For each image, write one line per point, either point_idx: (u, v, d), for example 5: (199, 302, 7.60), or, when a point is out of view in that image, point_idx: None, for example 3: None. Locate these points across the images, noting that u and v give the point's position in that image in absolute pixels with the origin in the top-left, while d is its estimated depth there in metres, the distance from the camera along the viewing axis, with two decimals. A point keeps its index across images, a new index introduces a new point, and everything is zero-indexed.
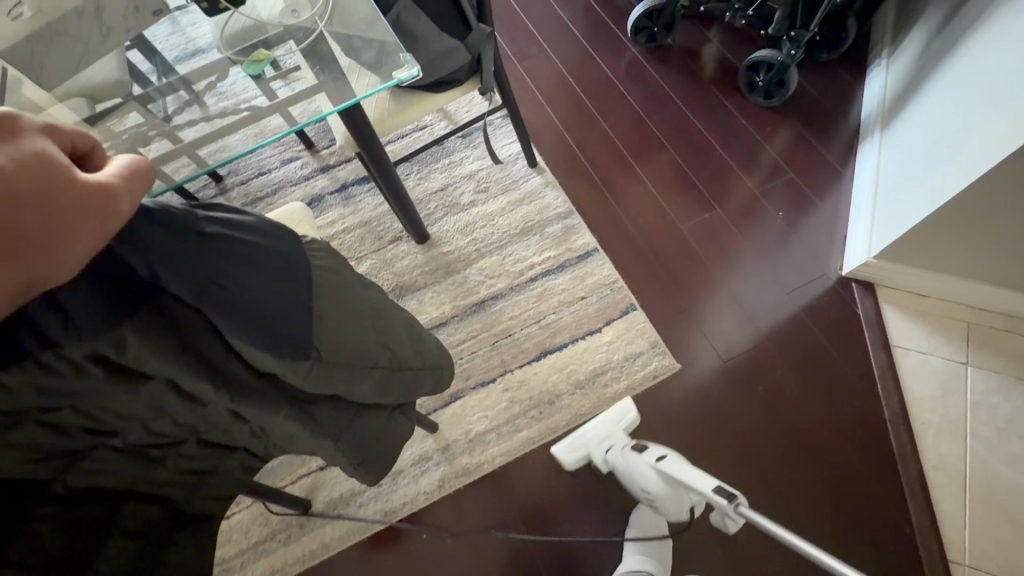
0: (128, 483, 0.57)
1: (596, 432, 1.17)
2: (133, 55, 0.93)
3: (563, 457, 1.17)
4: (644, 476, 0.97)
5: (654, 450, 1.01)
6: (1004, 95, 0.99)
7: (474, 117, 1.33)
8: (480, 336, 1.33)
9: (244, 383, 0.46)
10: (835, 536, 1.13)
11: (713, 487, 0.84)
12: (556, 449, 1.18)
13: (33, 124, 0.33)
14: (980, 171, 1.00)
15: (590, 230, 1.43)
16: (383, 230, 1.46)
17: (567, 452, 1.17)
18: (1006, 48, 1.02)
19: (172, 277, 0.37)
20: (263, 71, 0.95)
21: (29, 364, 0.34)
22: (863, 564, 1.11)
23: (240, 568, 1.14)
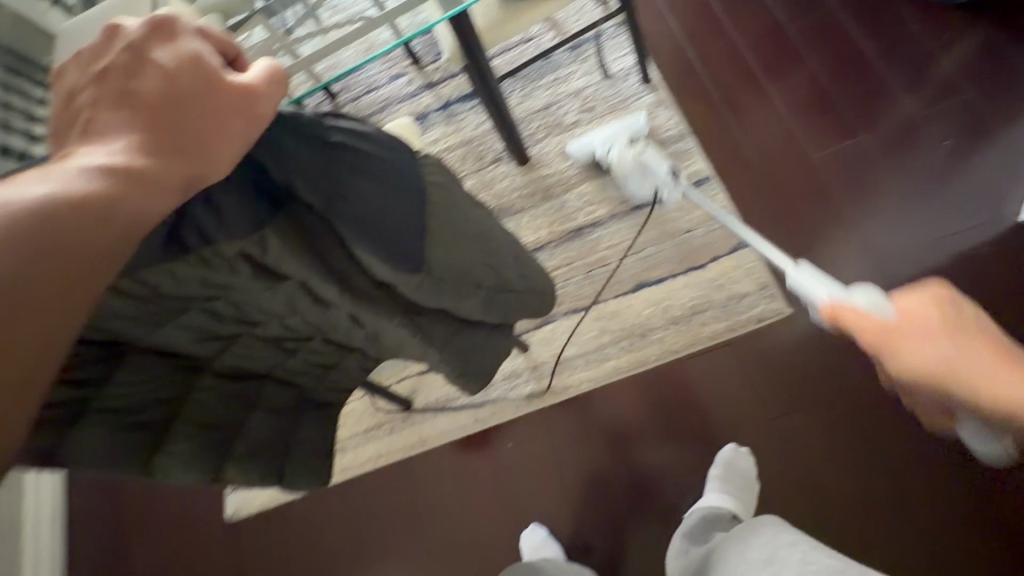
0: (268, 367, 0.66)
1: (604, 135, 1.28)
2: None
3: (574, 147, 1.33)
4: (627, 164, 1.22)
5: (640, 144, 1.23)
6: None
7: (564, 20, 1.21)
8: (575, 263, 1.32)
9: (364, 289, 0.49)
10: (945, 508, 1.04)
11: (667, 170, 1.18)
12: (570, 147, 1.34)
13: (189, 27, 0.37)
14: None
15: (704, 156, 1.30)
16: (483, 150, 1.44)
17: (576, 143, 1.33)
18: None
19: (303, 186, 0.39)
20: None
21: (193, 258, 0.39)
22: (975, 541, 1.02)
23: (352, 448, 1.32)
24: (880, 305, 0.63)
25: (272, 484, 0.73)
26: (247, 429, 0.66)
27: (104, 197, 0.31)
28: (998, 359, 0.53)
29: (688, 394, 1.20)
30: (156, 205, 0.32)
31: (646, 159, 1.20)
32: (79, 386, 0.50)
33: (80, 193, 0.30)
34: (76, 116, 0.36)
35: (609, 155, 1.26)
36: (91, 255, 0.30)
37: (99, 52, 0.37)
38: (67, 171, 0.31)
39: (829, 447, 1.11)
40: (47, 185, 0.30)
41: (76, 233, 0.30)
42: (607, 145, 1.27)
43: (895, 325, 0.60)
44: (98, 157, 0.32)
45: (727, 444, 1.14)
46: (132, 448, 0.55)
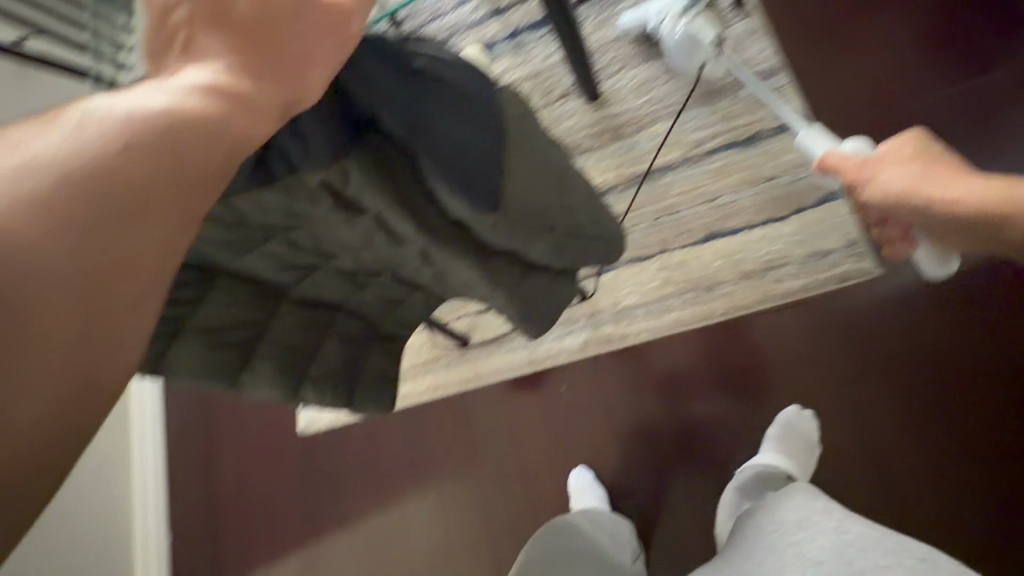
0: (340, 298, 0.69)
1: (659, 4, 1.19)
2: None
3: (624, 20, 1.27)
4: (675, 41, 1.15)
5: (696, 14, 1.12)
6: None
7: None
8: (642, 209, 1.26)
9: (438, 225, 0.48)
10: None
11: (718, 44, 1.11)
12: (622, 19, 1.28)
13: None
14: None
15: (798, 94, 1.17)
16: (552, 84, 1.36)
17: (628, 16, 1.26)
18: None
19: (386, 113, 0.38)
20: None
21: (278, 187, 0.39)
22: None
23: (412, 378, 1.39)
24: (861, 150, 0.86)
25: (342, 405, 0.77)
26: (321, 354, 0.71)
27: (212, 116, 0.31)
28: (955, 176, 0.71)
29: (752, 352, 1.15)
30: (258, 129, 0.32)
31: (694, 29, 1.12)
32: (176, 306, 0.54)
33: (191, 110, 0.30)
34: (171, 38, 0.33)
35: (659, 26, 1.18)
36: (203, 173, 0.30)
37: None
38: (176, 87, 0.31)
39: (904, 417, 1.05)
40: (162, 98, 0.30)
41: (188, 149, 0.29)
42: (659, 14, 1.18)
43: (873, 158, 0.77)
44: (203, 77, 0.31)
45: (789, 406, 1.09)
46: (224, 365, 0.60)
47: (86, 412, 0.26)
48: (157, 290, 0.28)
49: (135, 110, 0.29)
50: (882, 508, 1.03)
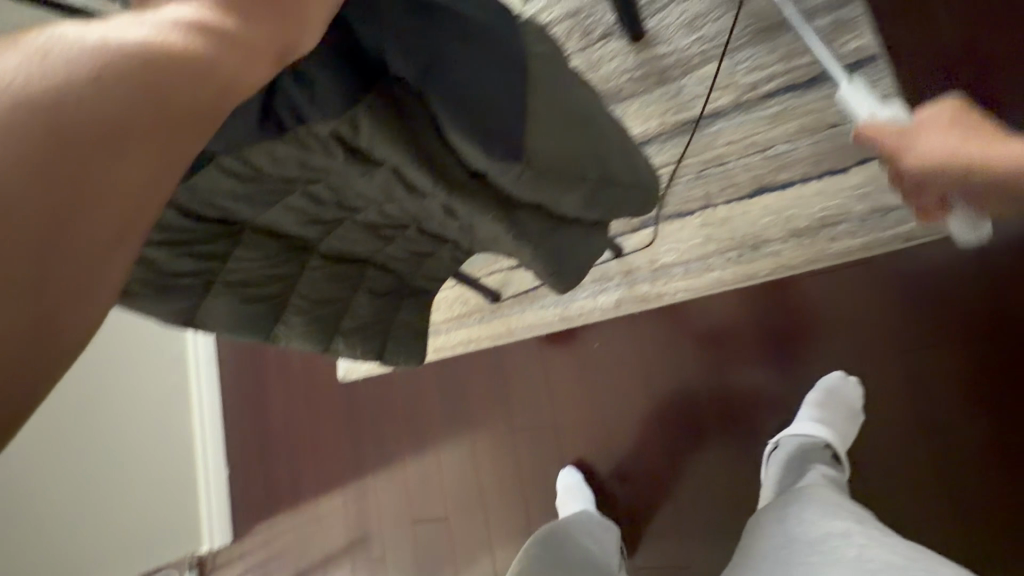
0: (368, 252, 0.68)
1: None
2: None
3: None
4: None
5: None
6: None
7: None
8: (686, 161, 1.18)
9: (459, 179, 0.46)
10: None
11: None
12: None
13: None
14: None
15: (874, 27, 1.04)
16: (593, 24, 1.27)
17: None
18: None
19: (395, 54, 0.36)
20: None
21: (290, 139, 0.38)
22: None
23: (446, 332, 1.41)
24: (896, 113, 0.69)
25: (374, 359, 0.79)
26: (353, 308, 0.72)
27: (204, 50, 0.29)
28: (992, 137, 0.58)
29: (797, 314, 1.09)
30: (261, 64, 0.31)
31: None
32: (207, 261, 0.54)
33: (175, 43, 0.28)
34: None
35: None
36: (186, 113, 0.28)
37: None
38: (157, 20, 0.29)
39: (967, 387, 0.97)
40: (142, 32, 0.28)
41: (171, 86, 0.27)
42: None
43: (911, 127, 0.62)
44: (195, 11, 0.30)
45: (833, 371, 1.05)
46: (256, 320, 0.61)
47: (33, 373, 0.24)
48: (137, 233, 0.27)
49: (109, 38, 0.27)
50: (933, 484, 0.98)
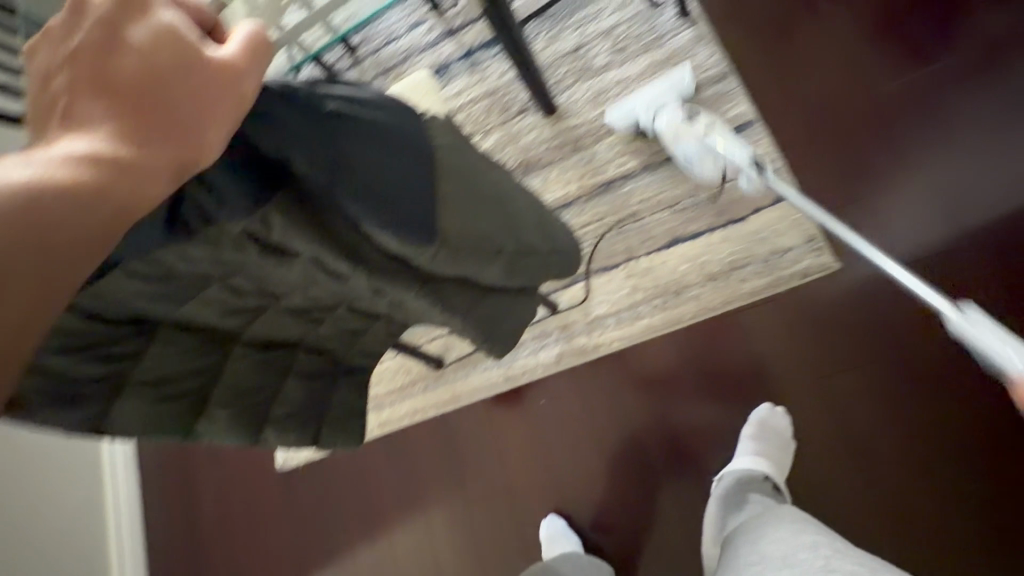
0: (297, 336, 0.67)
1: (648, 99, 1.21)
2: None
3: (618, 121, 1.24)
4: (684, 141, 1.13)
5: (704, 121, 1.12)
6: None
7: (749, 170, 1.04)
8: (606, 219, 1.27)
9: (378, 263, 0.48)
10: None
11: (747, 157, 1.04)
12: (613, 122, 1.25)
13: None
14: None
15: (748, 96, 1.20)
16: (509, 101, 1.38)
17: (623, 120, 1.24)
18: None
19: (301, 157, 0.37)
20: None
21: (200, 239, 0.38)
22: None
23: (389, 405, 1.37)
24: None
25: (310, 444, 0.76)
26: (283, 395, 0.69)
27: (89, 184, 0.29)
28: None
29: (723, 353, 1.16)
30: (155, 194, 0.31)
31: (712, 141, 1.09)
32: (117, 361, 0.51)
33: (60, 180, 0.28)
34: (54, 103, 0.32)
35: (658, 122, 1.17)
36: (75, 245, 0.29)
37: (72, 29, 0.34)
38: (48, 156, 0.29)
39: (877, 406, 1.06)
40: (27, 171, 0.28)
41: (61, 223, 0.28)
42: (654, 108, 1.19)
43: None
44: (89, 141, 0.30)
45: (762, 403, 1.11)
46: (171, 419, 0.58)
47: None
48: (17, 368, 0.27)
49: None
50: (863, 499, 1.05)
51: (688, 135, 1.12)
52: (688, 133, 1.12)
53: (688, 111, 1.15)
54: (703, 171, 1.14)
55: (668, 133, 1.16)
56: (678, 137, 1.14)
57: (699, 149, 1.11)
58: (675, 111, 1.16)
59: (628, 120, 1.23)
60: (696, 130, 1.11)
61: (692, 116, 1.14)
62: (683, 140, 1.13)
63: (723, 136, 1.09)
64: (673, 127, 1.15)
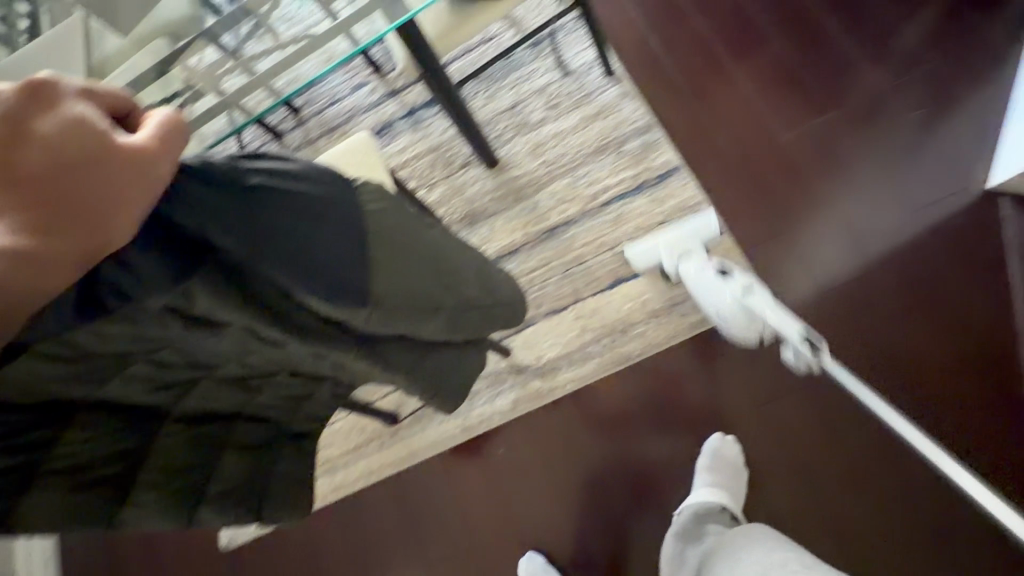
0: (234, 406, 0.65)
1: (674, 240, 1.18)
2: None
3: (642, 263, 1.20)
4: (719, 299, 1.05)
5: (742, 279, 1.04)
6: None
7: (795, 345, 0.90)
8: (552, 264, 1.31)
9: (313, 327, 0.48)
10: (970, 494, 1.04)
11: (802, 334, 0.88)
12: (637, 263, 1.21)
13: (72, 90, 0.36)
14: None
15: (672, 145, 1.31)
16: (452, 155, 1.43)
17: (646, 261, 1.20)
18: None
19: (220, 233, 0.38)
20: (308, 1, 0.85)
21: (117, 318, 0.37)
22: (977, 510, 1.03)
23: (343, 468, 1.31)
24: None
25: (250, 521, 0.71)
26: (218, 472, 0.65)
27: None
28: None
29: (673, 388, 1.19)
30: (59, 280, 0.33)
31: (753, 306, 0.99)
32: (29, 452, 0.49)
33: None
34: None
35: (682, 267, 1.14)
36: None
37: None
38: None
39: (818, 427, 1.13)
40: None
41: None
42: (679, 255, 1.15)
43: None
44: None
45: (713, 434, 1.15)
46: (87, 514, 0.53)
47: None
48: None
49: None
50: (813, 518, 1.10)
51: (723, 296, 1.05)
52: (724, 294, 1.04)
53: (722, 266, 1.09)
54: (737, 331, 1.06)
55: (700, 288, 1.09)
56: (712, 293, 1.07)
57: (738, 311, 1.03)
58: (706, 265, 1.10)
59: (651, 258, 1.19)
60: (731, 291, 1.04)
61: (728, 272, 1.08)
62: (720, 299, 1.05)
63: (766, 301, 0.97)
64: (706, 284, 1.08)
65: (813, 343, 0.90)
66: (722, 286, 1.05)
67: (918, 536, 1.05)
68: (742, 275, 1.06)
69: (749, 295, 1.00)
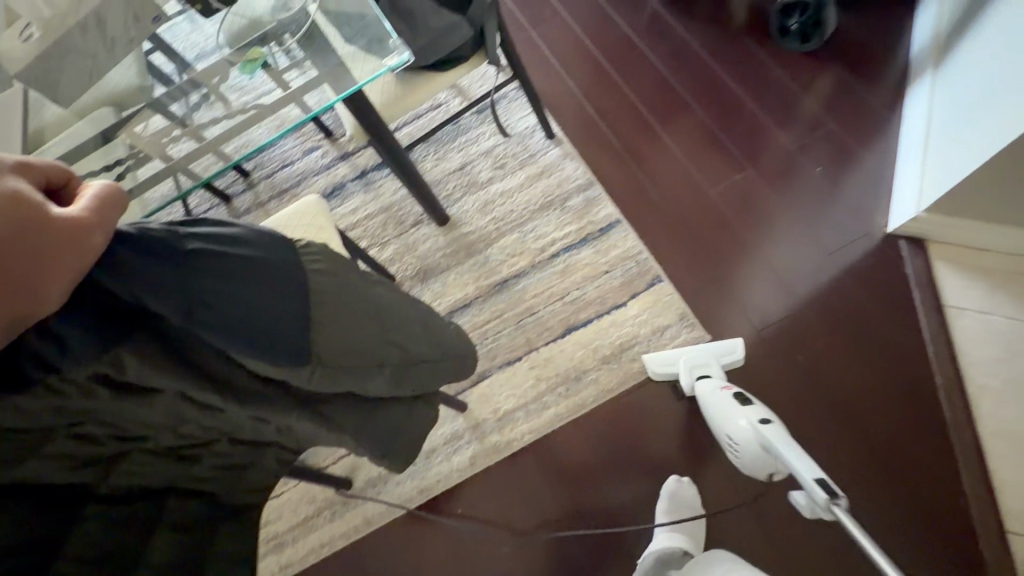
0: (167, 481, 0.62)
1: (695, 356, 1.19)
2: (156, 57, 0.88)
3: (661, 371, 1.21)
4: (737, 426, 1.01)
5: (765, 415, 1.00)
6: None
7: (808, 485, 0.80)
8: (504, 315, 1.34)
9: (251, 389, 0.47)
10: (916, 518, 1.07)
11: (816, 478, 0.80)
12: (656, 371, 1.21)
13: (8, 163, 0.35)
14: None
15: (612, 201, 1.40)
16: (403, 215, 1.47)
17: (663, 368, 1.21)
18: None
19: (155, 301, 0.37)
20: (256, 74, 0.89)
21: (43, 389, 0.36)
22: (922, 536, 1.06)
23: (291, 543, 1.22)
24: None
25: None
26: (145, 556, 0.57)
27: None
28: None
29: (628, 432, 1.21)
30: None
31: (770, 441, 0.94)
32: None
33: None
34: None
35: (700, 383, 1.14)
36: None
37: None
38: None
39: None
40: None
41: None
42: (696, 371, 1.17)
43: None
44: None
45: (670, 476, 1.16)
46: None
47: None
48: None
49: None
50: (772, 559, 1.10)
51: (740, 425, 1.01)
52: (741, 419, 1.01)
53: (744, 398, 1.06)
54: (747, 464, 0.99)
55: (716, 409, 1.07)
56: (729, 420, 1.03)
57: (752, 442, 0.98)
58: (727, 392, 1.08)
59: (671, 369, 1.20)
60: (749, 420, 1.00)
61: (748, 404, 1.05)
62: (734, 422, 1.02)
63: (781, 440, 0.92)
64: (723, 406, 1.06)
65: (828, 488, 0.78)
66: (741, 412, 1.03)
67: (869, 566, 1.08)
68: (765, 414, 1.02)
69: (765, 429, 0.96)
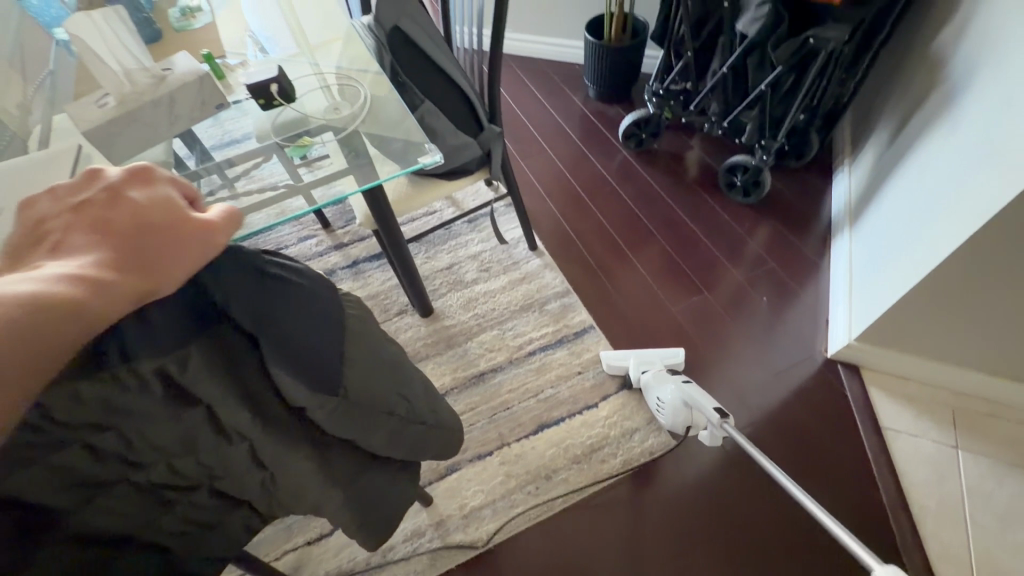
0: (135, 529, 0.57)
1: (643, 354, 1.38)
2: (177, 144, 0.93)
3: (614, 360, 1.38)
4: (663, 389, 1.22)
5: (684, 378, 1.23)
6: (956, 186, 1.10)
7: (710, 411, 1.10)
8: (478, 408, 1.36)
9: (273, 413, 0.51)
10: None
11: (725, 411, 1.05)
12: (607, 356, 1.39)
13: (164, 176, 0.45)
14: (927, 270, 1.12)
15: (586, 309, 1.53)
16: (389, 303, 1.54)
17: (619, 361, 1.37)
18: (934, 173, 1.20)
19: (237, 307, 0.43)
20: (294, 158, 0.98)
21: (108, 376, 0.37)
22: None
23: None
24: None
25: None
26: None
27: (36, 324, 0.33)
28: None
29: (594, 538, 1.18)
30: (110, 314, 0.36)
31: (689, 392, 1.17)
32: None
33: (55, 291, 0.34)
34: (42, 238, 0.40)
35: (643, 373, 1.32)
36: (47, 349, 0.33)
37: (78, 188, 0.42)
38: (45, 273, 0.35)
39: None
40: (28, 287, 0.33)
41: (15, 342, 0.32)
42: (643, 366, 1.33)
43: None
44: (70, 268, 0.36)
45: None
46: None
47: None
48: None
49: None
50: None
51: (665, 387, 1.22)
52: (668, 383, 1.22)
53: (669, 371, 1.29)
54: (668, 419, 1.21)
55: (650, 381, 1.27)
56: (657, 385, 1.25)
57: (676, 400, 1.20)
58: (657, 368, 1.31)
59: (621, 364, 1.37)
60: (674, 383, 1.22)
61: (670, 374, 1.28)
62: (662, 388, 1.23)
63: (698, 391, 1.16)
64: (656, 378, 1.27)
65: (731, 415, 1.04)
66: (667, 381, 1.24)
67: None
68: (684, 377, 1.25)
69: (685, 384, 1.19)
